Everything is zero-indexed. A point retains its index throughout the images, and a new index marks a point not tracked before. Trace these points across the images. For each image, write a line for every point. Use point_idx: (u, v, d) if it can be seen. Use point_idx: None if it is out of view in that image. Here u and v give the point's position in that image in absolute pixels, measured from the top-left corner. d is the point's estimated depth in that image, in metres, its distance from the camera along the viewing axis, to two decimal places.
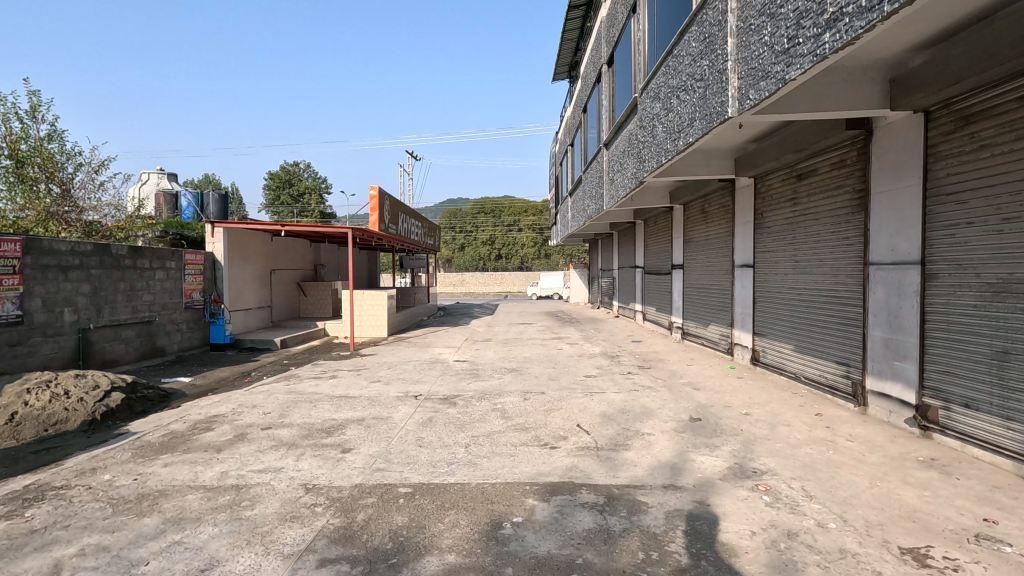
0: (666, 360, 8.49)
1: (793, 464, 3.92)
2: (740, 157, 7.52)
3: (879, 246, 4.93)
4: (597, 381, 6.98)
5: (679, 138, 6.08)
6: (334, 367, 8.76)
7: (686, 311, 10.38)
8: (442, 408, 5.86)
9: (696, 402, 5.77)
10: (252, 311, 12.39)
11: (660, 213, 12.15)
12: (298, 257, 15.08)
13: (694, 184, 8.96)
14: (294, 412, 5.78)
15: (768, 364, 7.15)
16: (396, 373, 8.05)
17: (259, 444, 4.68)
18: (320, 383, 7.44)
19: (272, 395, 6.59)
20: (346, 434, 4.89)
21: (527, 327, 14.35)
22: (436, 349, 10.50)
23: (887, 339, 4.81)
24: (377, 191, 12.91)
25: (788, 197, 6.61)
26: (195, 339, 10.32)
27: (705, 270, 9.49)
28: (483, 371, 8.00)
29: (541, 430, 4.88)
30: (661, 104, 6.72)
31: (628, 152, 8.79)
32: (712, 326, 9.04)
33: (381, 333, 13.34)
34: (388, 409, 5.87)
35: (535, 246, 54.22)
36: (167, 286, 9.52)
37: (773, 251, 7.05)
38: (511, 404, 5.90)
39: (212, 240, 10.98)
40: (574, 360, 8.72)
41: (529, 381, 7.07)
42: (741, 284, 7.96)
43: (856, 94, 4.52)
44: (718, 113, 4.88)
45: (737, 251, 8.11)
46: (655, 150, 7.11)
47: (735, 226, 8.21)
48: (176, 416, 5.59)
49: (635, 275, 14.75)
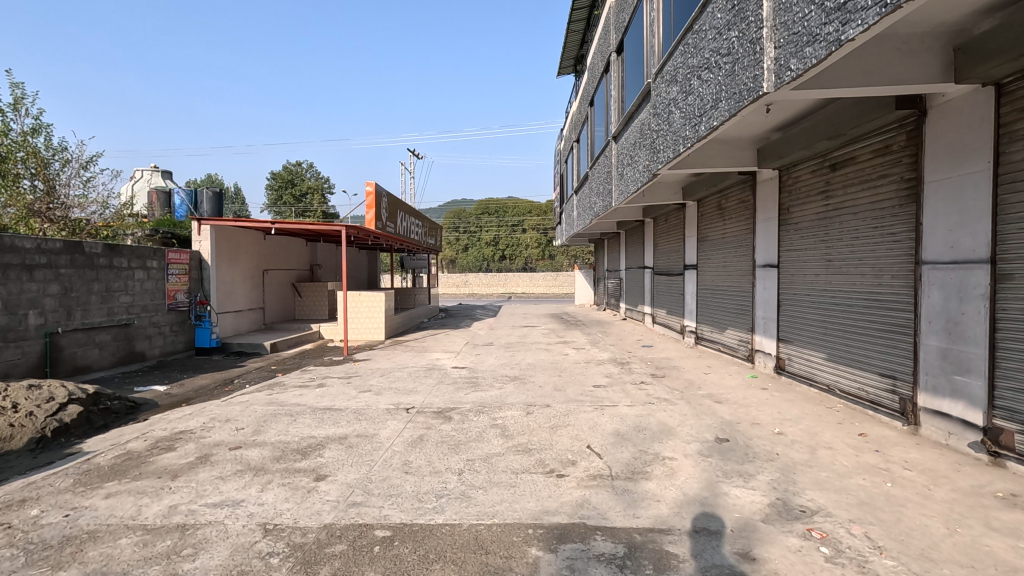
0: (681, 368, 7.84)
1: (847, 501, 3.28)
2: (764, 147, 6.90)
3: (934, 242, 4.30)
4: (607, 392, 6.35)
5: (700, 123, 5.48)
6: (324, 375, 8.15)
7: (700, 314, 9.75)
8: (435, 424, 5.24)
9: (720, 418, 5.14)
10: (242, 313, 11.86)
11: (671, 211, 11.52)
12: (293, 257, 14.53)
13: (710, 178, 8.34)
14: (270, 427, 5.18)
15: (795, 374, 6.53)
16: (389, 382, 7.44)
17: (222, 467, 4.08)
18: (306, 393, 6.84)
19: (250, 407, 5.99)
20: (324, 457, 4.28)
21: (530, 330, 13.72)
22: (435, 354, 9.88)
23: (945, 350, 4.17)
24: (374, 187, 12.31)
25: (819, 189, 5.98)
26: (179, 344, 9.74)
27: (722, 271, 8.87)
28: (483, 380, 7.38)
29: (546, 454, 4.26)
30: (679, 88, 6.13)
31: (640, 143, 8.18)
32: (730, 331, 8.40)
33: (377, 336, 12.78)
34: (376, 425, 5.25)
35: (540, 247, 53.53)
36: (147, 287, 8.95)
37: (800, 250, 6.41)
38: (514, 420, 5.27)
39: (198, 238, 10.41)
40: (581, 368, 8.09)
41: (534, 393, 6.44)
42: (764, 285, 7.33)
43: (914, 66, 3.88)
44: (751, 90, 4.26)
45: (758, 250, 7.48)
46: (670, 138, 6.50)
47: (756, 223, 7.58)
48: (138, 433, 5.01)
49: (645, 276, 14.09)
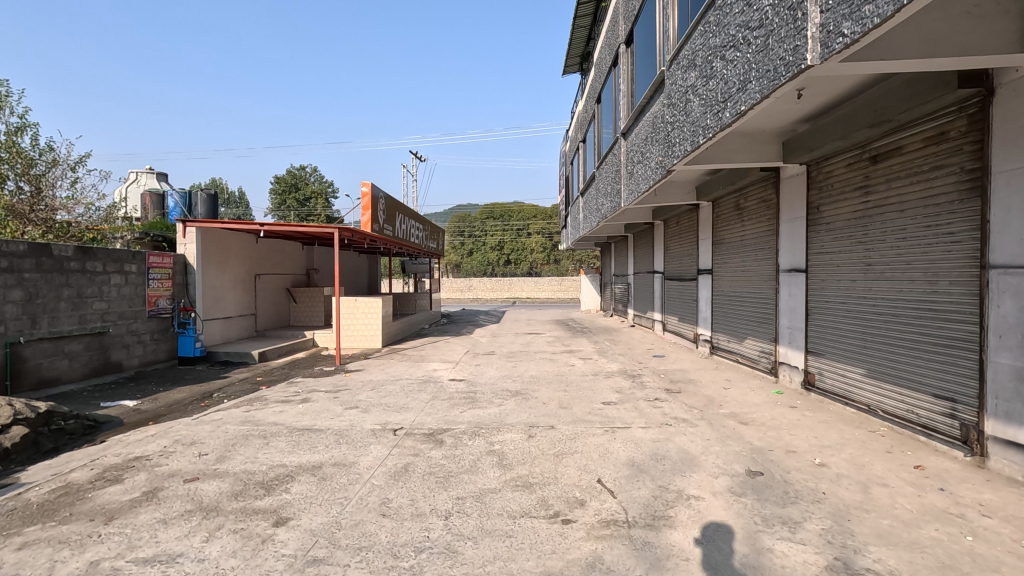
0: (698, 382, 7.19)
1: (924, 563, 2.63)
2: (791, 140, 6.27)
3: (1006, 242, 3.67)
4: (617, 411, 5.71)
5: (723, 109, 4.86)
6: (310, 388, 7.55)
7: (716, 322, 9.12)
8: (424, 450, 4.61)
9: (749, 445, 4.49)
10: (232, 320, 11.32)
11: (683, 212, 10.89)
12: (288, 261, 13.97)
13: (727, 176, 7.72)
14: (238, 453, 4.57)
15: (827, 392, 5.87)
16: (379, 397, 6.81)
17: (169, 507, 3.47)
18: (286, 409, 6.23)
19: (221, 428, 5.38)
20: (289, 493, 3.67)
21: (535, 338, 13.08)
22: (432, 365, 9.26)
23: (1021, 370, 3.52)
24: (370, 187, 11.76)
25: (856, 185, 5.34)
26: (161, 353, 9.17)
27: (740, 275, 8.23)
28: (481, 395, 6.74)
29: (549, 491, 3.63)
30: (697, 73, 5.52)
31: (653, 138, 7.57)
32: (751, 341, 7.76)
33: (373, 343, 12.17)
34: (357, 451, 4.63)
35: (545, 252, 52.70)
36: (125, 293, 8.39)
37: (831, 254, 5.78)
38: (513, 446, 4.64)
39: (183, 241, 9.86)
40: (588, 381, 7.45)
41: (537, 411, 5.80)
42: (789, 292, 6.68)
43: (987, 32, 3.24)
44: (789, 65, 3.65)
45: (783, 253, 6.84)
46: (688, 129, 5.90)
47: (780, 224, 6.94)
48: (87, 460, 4.42)
49: (655, 281, 13.41)
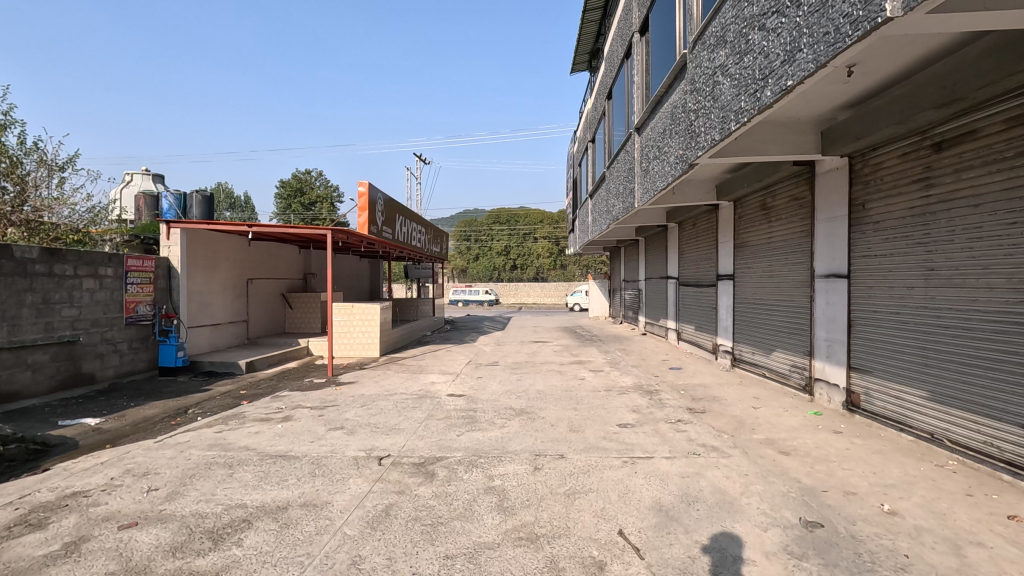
0: (724, 400, 6.46)
1: None
2: (831, 128, 5.57)
3: None
4: (635, 437, 5.00)
5: (762, 88, 4.18)
6: (295, 404, 6.88)
7: (739, 332, 8.41)
8: (411, 486, 3.92)
9: (796, 483, 3.77)
10: (221, 327, 10.75)
11: (700, 214, 10.18)
12: (283, 265, 13.37)
13: (754, 172, 7.02)
14: (193, 489, 3.90)
15: (876, 415, 5.14)
16: (368, 416, 6.12)
17: (89, 567, 2.81)
18: (263, 431, 5.56)
19: (183, 454, 4.72)
20: (240, 548, 2.99)
21: (541, 347, 12.39)
22: (430, 377, 8.56)
23: None
24: (368, 187, 11.14)
25: (913, 177, 4.66)
26: (140, 363, 8.54)
27: (767, 281, 7.52)
28: (482, 415, 6.05)
29: (560, 548, 2.93)
30: (727, 50, 4.85)
31: (672, 129, 6.89)
32: (781, 354, 7.05)
33: (371, 353, 11.57)
34: (333, 486, 3.94)
35: (551, 258, 52.02)
36: (100, 299, 7.78)
37: (881, 258, 5.07)
38: (516, 482, 3.94)
39: (168, 243, 9.26)
40: (601, 398, 6.74)
41: (544, 436, 5.09)
42: (827, 300, 5.96)
43: None
44: (859, 22, 2.95)
45: (820, 257, 6.11)
46: (715, 116, 5.21)
47: (816, 224, 6.21)
48: (15, 496, 3.76)
49: (668, 288, 12.68)
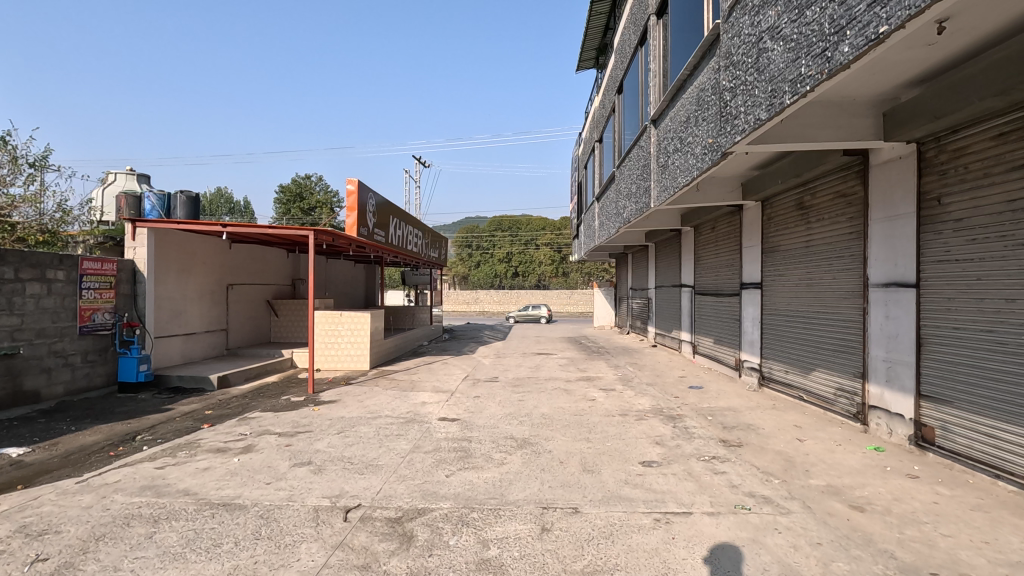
0: (761, 429, 5.54)
1: None
2: (895, 110, 4.70)
3: None
4: (664, 481, 4.08)
5: (835, 44, 3.29)
6: (263, 429, 5.96)
7: (770, 348, 7.50)
8: (379, 556, 2.99)
9: (891, 561, 2.83)
10: (196, 337, 9.88)
11: (721, 216, 9.31)
12: (269, 270, 12.48)
13: (792, 164, 6.12)
14: (93, 559, 2.96)
15: (959, 454, 4.22)
16: (343, 447, 5.17)
17: None
18: (214, 466, 4.63)
19: (104, 502, 3.79)
20: None
21: (545, 360, 11.45)
22: (421, 396, 7.63)
23: None
24: (357, 186, 10.26)
25: (1014, 162, 3.79)
26: (97, 378, 7.62)
27: (804, 290, 6.61)
28: (477, 446, 5.12)
29: None
30: (779, 7, 3.97)
31: (699, 115, 6.02)
32: (823, 375, 6.13)
33: (359, 365, 10.67)
34: (277, 556, 3.00)
35: (553, 265, 50.76)
36: (48, 306, 6.88)
37: (966, 263, 4.18)
38: (517, 552, 3.01)
39: (134, 244, 8.38)
40: (616, 424, 5.82)
41: (552, 479, 4.15)
42: (885, 313, 5.05)
43: None
44: None
45: (875, 262, 5.21)
46: (760, 90, 4.32)
47: (870, 223, 5.30)
48: None
49: (682, 296, 11.74)
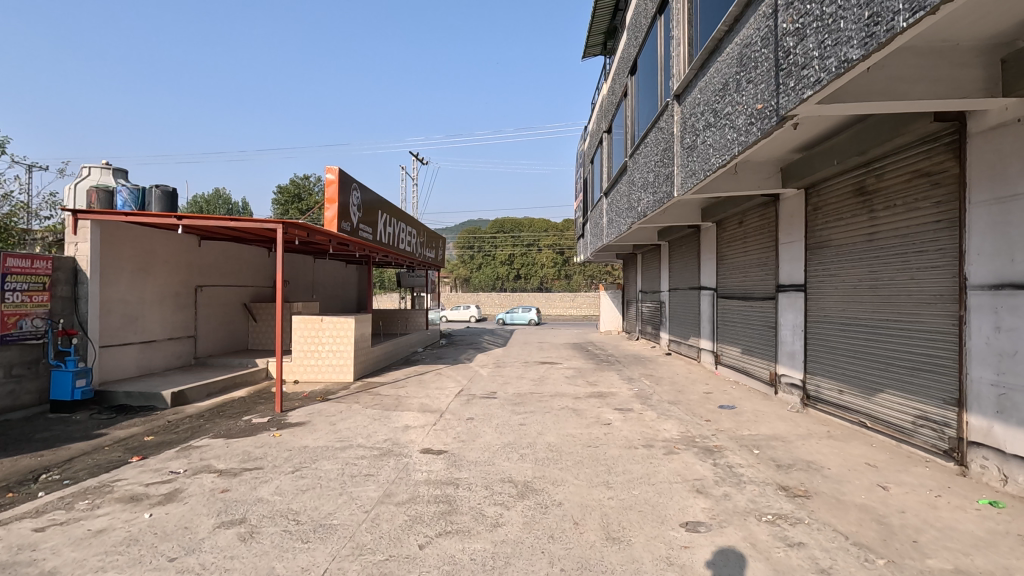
0: (828, 469, 4.35)
1: None
2: (1017, 56, 3.52)
3: None
4: (724, 561, 2.90)
5: None
6: (202, 465, 4.80)
7: (817, 363, 6.32)
8: None
9: None
10: (156, 344, 8.76)
11: (751, 208, 8.14)
12: (245, 270, 11.33)
13: (858, 137, 4.96)
14: None
15: None
16: (294, 494, 4.02)
17: None
18: (114, 526, 3.47)
19: None
20: None
21: (549, 371, 10.31)
22: (405, 418, 6.48)
23: None
24: (337, 175, 9.14)
25: None
26: (24, 395, 6.57)
27: (867, 292, 5.44)
28: (464, 494, 3.97)
29: None
30: None
31: (743, 77, 4.87)
32: (895, 398, 4.96)
33: (341, 377, 9.53)
34: None
35: (556, 267, 49.41)
36: None
37: None
38: None
39: (74, 240, 7.26)
40: (640, 461, 4.65)
41: (564, 555, 2.99)
42: (995, 324, 3.88)
43: None
44: None
45: (978, 257, 4.05)
46: (850, 20, 3.16)
47: (971, 207, 4.13)
48: None
49: (702, 301, 10.57)
